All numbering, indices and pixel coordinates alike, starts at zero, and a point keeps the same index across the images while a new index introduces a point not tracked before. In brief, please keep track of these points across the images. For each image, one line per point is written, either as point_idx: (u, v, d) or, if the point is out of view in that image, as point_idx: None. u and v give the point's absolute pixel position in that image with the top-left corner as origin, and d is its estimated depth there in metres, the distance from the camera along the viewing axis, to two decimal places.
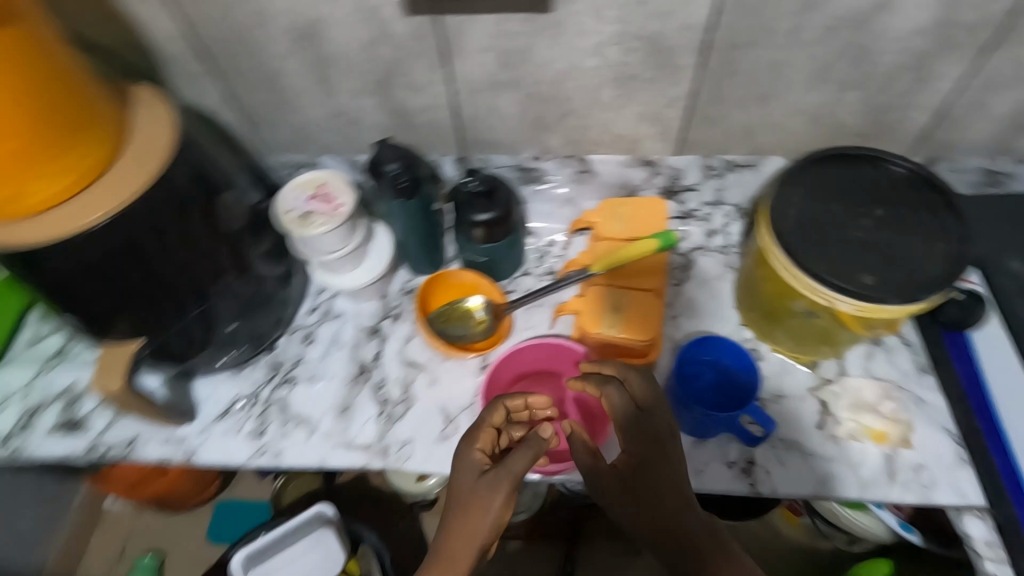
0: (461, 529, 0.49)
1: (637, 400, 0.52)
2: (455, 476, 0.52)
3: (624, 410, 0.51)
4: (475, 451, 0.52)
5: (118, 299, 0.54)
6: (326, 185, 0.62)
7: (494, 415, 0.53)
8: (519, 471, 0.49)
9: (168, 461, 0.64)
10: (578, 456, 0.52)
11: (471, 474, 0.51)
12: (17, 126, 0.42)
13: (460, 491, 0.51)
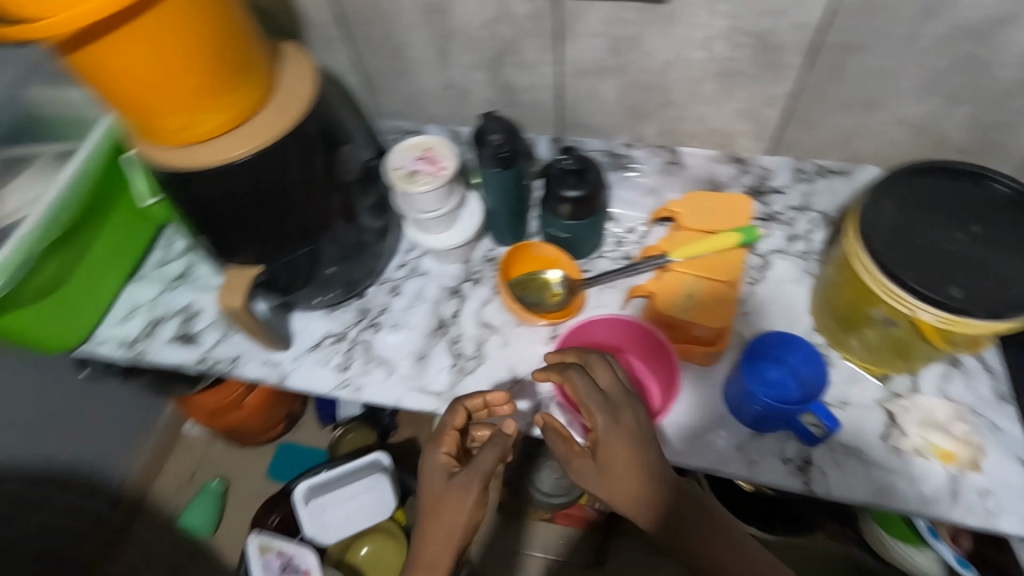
0: (438, 529, 0.58)
1: (599, 382, 0.56)
2: (428, 481, 0.60)
3: (586, 398, 0.55)
4: (441, 455, 0.61)
5: (246, 228, 0.61)
6: (432, 149, 0.67)
7: (455, 419, 0.62)
8: (485, 467, 0.58)
9: (263, 381, 0.72)
10: (554, 445, 0.57)
11: (441, 474, 0.60)
12: (197, 65, 0.49)
13: (432, 489, 0.60)
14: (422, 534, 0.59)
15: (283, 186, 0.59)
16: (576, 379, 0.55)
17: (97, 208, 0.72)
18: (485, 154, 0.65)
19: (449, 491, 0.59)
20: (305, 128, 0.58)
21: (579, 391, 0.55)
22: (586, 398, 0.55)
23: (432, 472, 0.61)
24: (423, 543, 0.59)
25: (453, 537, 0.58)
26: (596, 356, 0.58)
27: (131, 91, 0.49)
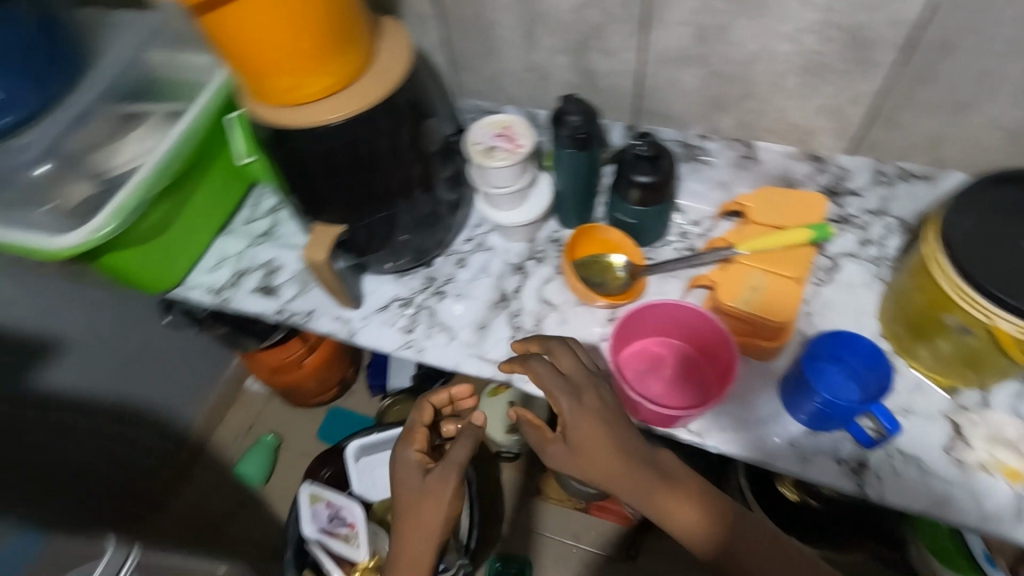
0: (415, 522, 0.65)
1: (561, 368, 0.60)
2: (406, 477, 0.67)
3: (544, 387, 0.59)
4: (412, 452, 0.69)
5: (333, 188, 0.65)
6: (510, 126, 0.70)
7: (423, 416, 0.72)
8: (457, 459, 0.66)
9: (334, 335, 0.77)
10: (529, 436, 0.62)
11: (417, 468, 0.68)
12: (311, 31, 0.53)
13: (409, 486, 0.67)
14: (404, 530, 0.65)
15: (370, 151, 0.63)
16: (535, 371, 0.59)
17: (202, 163, 0.79)
18: (563, 134, 0.67)
19: (427, 484, 0.65)
20: (396, 97, 0.61)
21: (539, 383, 0.59)
22: (548, 390, 0.58)
23: (412, 467, 0.68)
24: (402, 540, 0.65)
25: (433, 529, 0.64)
26: (556, 343, 0.62)
27: (248, 52, 0.54)
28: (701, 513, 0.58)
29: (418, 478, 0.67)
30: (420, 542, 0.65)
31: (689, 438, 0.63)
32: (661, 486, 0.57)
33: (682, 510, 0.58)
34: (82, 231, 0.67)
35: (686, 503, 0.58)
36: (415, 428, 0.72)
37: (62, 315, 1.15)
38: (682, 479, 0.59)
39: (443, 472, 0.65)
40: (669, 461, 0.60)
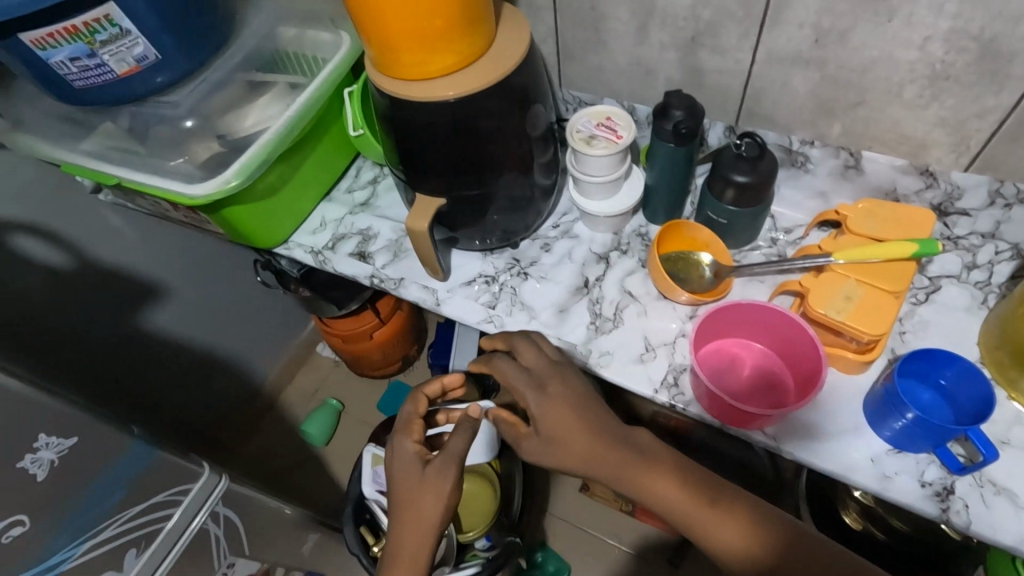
0: (416, 514, 0.67)
1: (527, 364, 0.66)
2: (403, 468, 0.69)
3: (511, 380, 0.65)
4: (408, 443, 0.70)
5: (439, 161, 0.69)
6: (612, 118, 0.72)
7: (416, 403, 0.74)
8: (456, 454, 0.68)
9: (421, 303, 0.81)
10: (506, 431, 0.68)
11: (414, 460, 0.69)
12: (446, 14, 0.57)
13: (407, 478, 0.69)
14: (404, 524, 0.68)
15: (477, 129, 0.66)
16: (503, 364, 0.65)
17: (316, 131, 0.86)
18: (666, 128, 0.67)
19: (428, 475, 0.68)
20: (509, 80, 0.64)
21: (508, 376, 0.65)
22: (521, 383, 0.64)
23: (408, 462, 0.69)
24: (402, 534, 0.68)
25: (433, 523, 0.67)
26: (520, 339, 0.68)
27: (383, 27, 0.58)
28: (688, 492, 0.61)
29: (417, 470, 0.68)
30: (422, 534, 0.68)
31: (764, 440, 0.62)
32: (641, 465, 0.62)
33: (667, 491, 0.61)
34: (212, 183, 0.74)
35: (672, 483, 0.61)
36: (405, 423, 0.72)
37: (170, 265, 1.25)
38: (664, 462, 0.62)
39: (441, 461, 0.68)
40: (649, 443, 0.64)
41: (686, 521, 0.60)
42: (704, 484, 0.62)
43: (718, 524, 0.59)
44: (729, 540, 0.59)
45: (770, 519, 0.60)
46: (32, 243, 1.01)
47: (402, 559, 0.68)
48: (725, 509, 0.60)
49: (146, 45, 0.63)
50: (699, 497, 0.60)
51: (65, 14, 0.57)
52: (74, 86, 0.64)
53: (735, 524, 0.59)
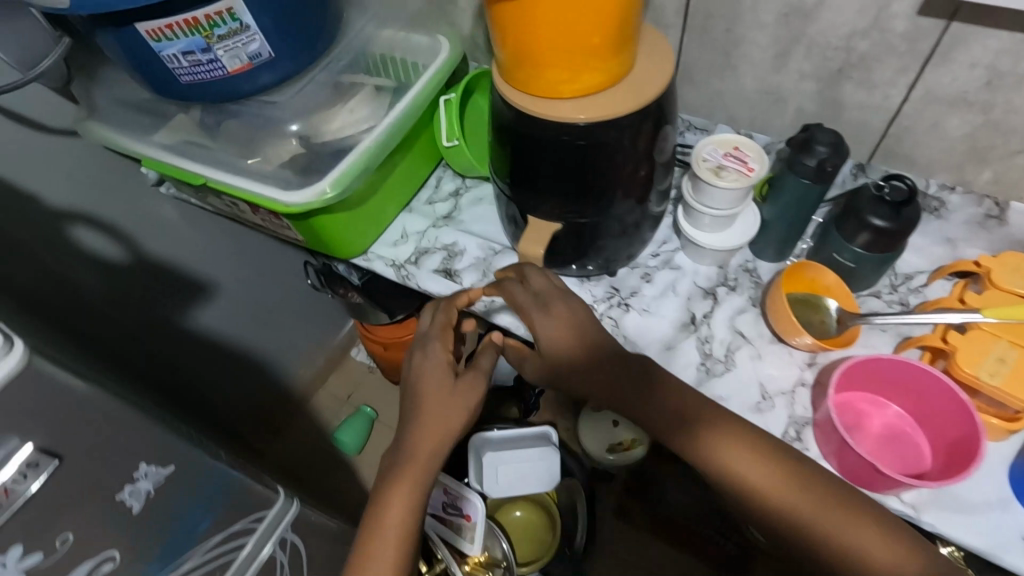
0: (433, 428, 0.63)
1: (536, 287, 0.68)
2: (430, 375, 0.66)
3: (525, 306, 0.68)
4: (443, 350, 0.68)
5: (559, 183, 0.65)
6: (740, 148, 0.67)
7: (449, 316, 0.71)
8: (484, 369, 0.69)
9: (514, 330, 0.76)
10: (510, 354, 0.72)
11: (443, 370, 0.66)
12: (602, 35, 0.52)
13: (434, 383, 0.65)
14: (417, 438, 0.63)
15: (607, 153, 0.61)
16: (519, 292, 0.69)
17: (409, 140, 0.82)
18: (806, 163, 0.63)
19: (454, 386, 0.65)
20: (651, 106, 0.60)
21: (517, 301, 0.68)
22: (539, 311, 0.66)
23: (433, 371, 0.66)
24: (417, 440, 0.63)
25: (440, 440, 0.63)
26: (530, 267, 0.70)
27: (528, 42, 0.53)
28: (711, 426, 0.58)
29: (448, 381, 0.65)
30: (430, 450, 0.63)
31: (902, 508, 0.58)
32: (654, 388, 0.61)
33: (693, 426, 0.58)
34: (310, 191, 0.70)
35: (687, 418, 0.59)
36: (437, 331, 0.69)
37: (220, 262, 1.19)
38: (675, 396, 0.60)
39: (470, 375, 0.67)
40: (656, 376, 0.62)
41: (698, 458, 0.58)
42: (724, 426, 0.58)
43: (743, 460, 0.56)
44: (747, 478, 0.55)
45: (792, 462, 0.56)
46: (90, 235, 0.95)
47: (402, 478, 0.61)
48: (747, 448, 0.56)
49: (262, 41, 0.59)
50: (720, 436, 0.57)
51: (188, 5, 0.53)
52: (181, 81, 0.60)
53: (753, 459, 0.56)
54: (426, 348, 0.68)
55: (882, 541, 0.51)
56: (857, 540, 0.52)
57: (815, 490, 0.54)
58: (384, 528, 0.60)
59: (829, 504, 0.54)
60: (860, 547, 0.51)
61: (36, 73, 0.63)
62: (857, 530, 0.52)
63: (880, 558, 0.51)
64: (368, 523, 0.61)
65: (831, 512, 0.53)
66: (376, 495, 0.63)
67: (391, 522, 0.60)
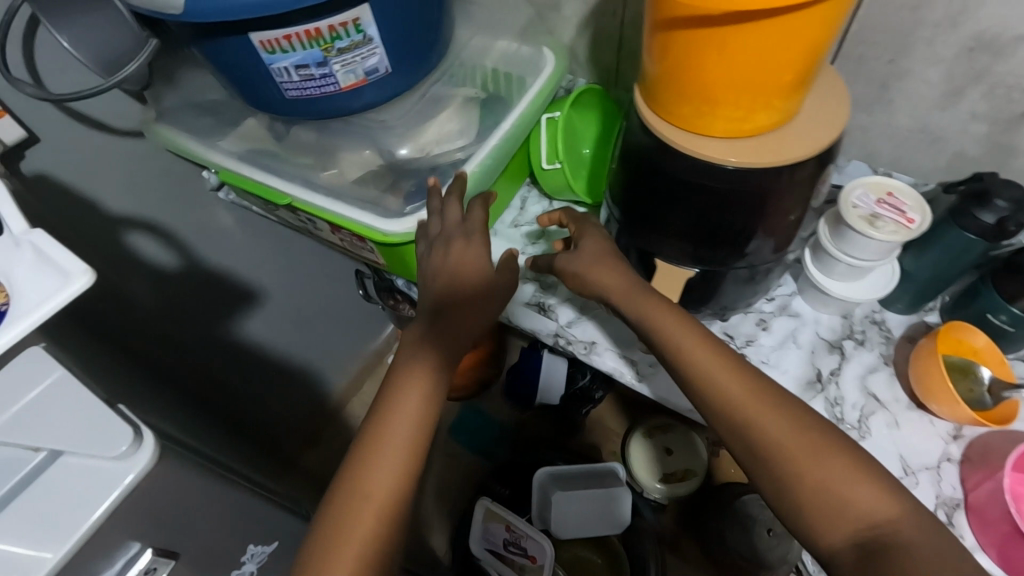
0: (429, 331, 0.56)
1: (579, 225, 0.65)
2: (460, 260, 0.57)
3: (585, 233, 0.64)
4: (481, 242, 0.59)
5: (695, 225, 0.58)
6: (895, 194, 0.61)
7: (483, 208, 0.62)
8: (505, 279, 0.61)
9: (617, 376, 0.69)
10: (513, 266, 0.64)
11: (462, 269, 0.57)
12: (789, 69, 0.45)
13: (463, 274, 0.57)
14: (417, 338, 0.56)
15: (758, 199, 0.55)
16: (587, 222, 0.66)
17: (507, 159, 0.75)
18: (983, 218, 0.57)
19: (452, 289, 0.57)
20: (827, 150, 0.52)
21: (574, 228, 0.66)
22: (599, 242, 0.63)
23: (458, 269, 0.57)
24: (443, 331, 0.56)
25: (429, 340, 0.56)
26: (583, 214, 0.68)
27: (695, 69, 0.46)
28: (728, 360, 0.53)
29: (469, 284, 0.57)
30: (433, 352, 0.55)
31: None
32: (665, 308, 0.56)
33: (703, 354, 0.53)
34: (411, 220, 0.65)
35: (702, 349, 0.54)
36: (477, 225, 0.60)
37: (270, 268, 1.12)
38: (679, 324, 0.55)
39: (491, 283, 0.58)
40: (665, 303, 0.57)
41: (700, 384, 0.53)
42: (729, 358, 0.53)
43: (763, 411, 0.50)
44: (733, 401, 0.51)
45: (798, 405, 0.51)
46: (145, 242, 0.87)
47: (407, 377, 0.54)
48: (740, 373, 0.52)
49: (382, 56, 0.52)
50: (723, 364, 0.53)
51: (313, 15, 0.46)
52: (286, 95, 0.53)
53: (751, 387, 0.51)
54: (441, 241, 0.59)
55: (873, 491, 0.46)
56: (848, 485, 0.46)
57: (816, 428, 0.49)
58: (388, 427, 0.52)
59: (829, 446, 0.48)
60: (849, 495, 0.46)
61: (119, 79, 0.58)
62: (843, 474, 0.47)
63: (865, 508, 0.45)
64: (378, 416, 0.53)
65: (823, 454, 0.47)
66: (384, 394, 0.54)
67: (400, 416, 0.52)
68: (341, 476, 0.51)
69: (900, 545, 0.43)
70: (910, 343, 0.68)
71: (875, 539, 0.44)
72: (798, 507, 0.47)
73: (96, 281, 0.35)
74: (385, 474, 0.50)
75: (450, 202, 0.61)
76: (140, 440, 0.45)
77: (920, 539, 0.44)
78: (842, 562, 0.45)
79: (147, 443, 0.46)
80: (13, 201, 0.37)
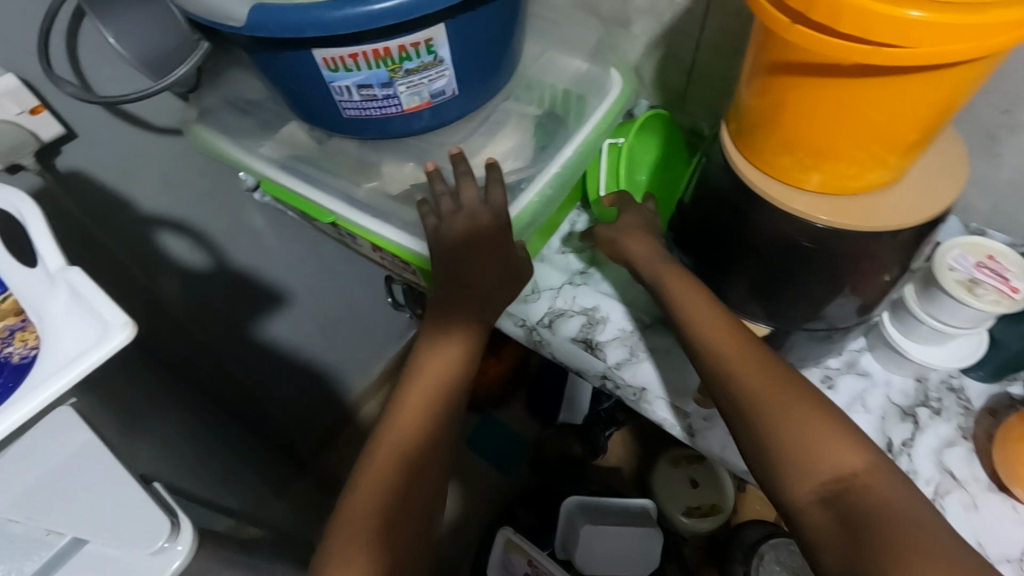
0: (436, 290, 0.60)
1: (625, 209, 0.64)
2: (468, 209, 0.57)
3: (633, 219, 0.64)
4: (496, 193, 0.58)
5: (773, 281, 0.53)
6: (995, 258, 0.56)
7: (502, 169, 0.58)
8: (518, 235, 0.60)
9: (669, 428, 0.65)
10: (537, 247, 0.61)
11: (473, 229, 0.57)
12: (908, 131, 0.40)
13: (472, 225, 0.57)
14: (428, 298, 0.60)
15: (853, 261, 0.49)
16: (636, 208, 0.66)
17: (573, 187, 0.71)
18: None
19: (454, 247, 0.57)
20: (939, 216, 0.47)
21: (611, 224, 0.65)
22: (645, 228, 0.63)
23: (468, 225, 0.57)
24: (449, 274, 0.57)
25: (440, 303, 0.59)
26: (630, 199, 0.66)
27: (800, 116, 0.42)
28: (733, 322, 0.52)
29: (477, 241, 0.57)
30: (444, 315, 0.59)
31: None
32: (679, 273, 0.57)
33: (706, 312, 0.53)
34: None
35: (704, 317, 0.53)
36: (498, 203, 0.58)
37: (298, 270, 1.09)
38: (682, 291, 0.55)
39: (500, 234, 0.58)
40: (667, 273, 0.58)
41: (702, 350, 0.51)
42: (731, 328, 0.52)
43: (745, 366, 0.48)
44: (720, 355, 0.50)
45: (790, 371, 0.48)
46: (175, 241, 0.83)
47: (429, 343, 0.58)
48: (735, 334, 0.51)
49: (450, 78, 0.48)
50: (724, 330, 0.51)
51: (386, 34, 0.42)
52: (343, 114, 0.49)
53: (748, 352, 0.49)
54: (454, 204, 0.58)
55: (840, 445, 0.43)
56: (825, 443, 0.43)
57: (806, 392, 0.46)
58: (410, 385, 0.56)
59: (808, 404, 0.45)
60: (818, 447, 0.43)
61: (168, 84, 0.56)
62: (818, 429, 0.44)
63: (831, 463, 0.42)
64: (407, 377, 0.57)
65: (800, 412, 0.45)
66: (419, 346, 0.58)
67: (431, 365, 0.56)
68: (375, 431, 0.55)
69: (868, 502, 0.40)
70: (992, 416, 0.62)
71: (842, 494, 0.41)
72: (770, 465, 0.44)
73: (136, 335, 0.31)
74: (407, 425, 0.54)
75: (467, 181, 0.58)
76: (178, 533, 0.49)
77: (891, 500, 0.40)
78: (809, 520, 0.42)
79: (183, 535, 0.50)
80: (54, 237, 0.33)
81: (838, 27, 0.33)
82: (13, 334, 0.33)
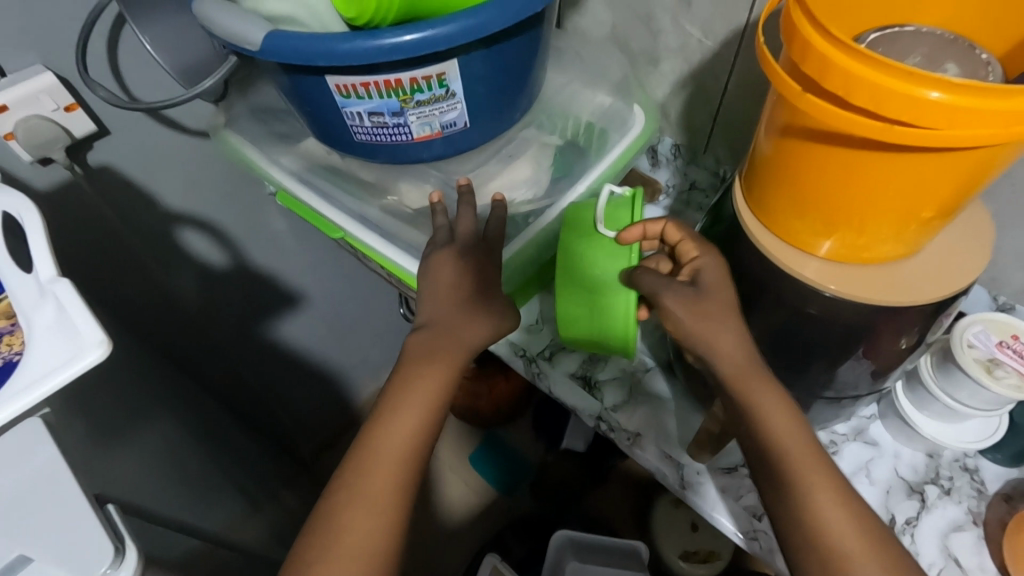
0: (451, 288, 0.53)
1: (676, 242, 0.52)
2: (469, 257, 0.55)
3: (690, 269, 0.50)
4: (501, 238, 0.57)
5: (777, 342, 0.51)
6: (1021, 339, 0.53)
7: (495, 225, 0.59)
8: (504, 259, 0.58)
9: (662, 478, 0.62)
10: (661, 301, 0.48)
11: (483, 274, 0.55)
12: (927, 204, 0.38)
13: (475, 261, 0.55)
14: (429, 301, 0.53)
15: (860, 332, 0.47)
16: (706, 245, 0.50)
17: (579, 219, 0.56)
18: None
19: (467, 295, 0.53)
20: (956, 294, 0.45)
21: (644, 281, 0.48)
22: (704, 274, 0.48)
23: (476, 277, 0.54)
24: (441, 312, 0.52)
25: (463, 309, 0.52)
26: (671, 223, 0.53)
27: (810, 182, 0.40)
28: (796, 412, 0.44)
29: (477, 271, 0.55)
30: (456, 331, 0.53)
31: None
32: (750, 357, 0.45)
33: (769, 399, 0.44)
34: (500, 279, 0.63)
35: (726, 352, 0.45)
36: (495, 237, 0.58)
37: (318, 275, 1.08)
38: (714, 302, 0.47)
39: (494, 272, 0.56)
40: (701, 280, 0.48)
41: (733, 398, 0.45)
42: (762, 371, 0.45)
43: (819, 486, 0.41)
44: (788, 459, 0.42)
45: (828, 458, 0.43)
46: (198, 239, 0.85)
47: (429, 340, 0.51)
48: (801, 428, 0.43)
49: (461, 110, 0.48)
50: (790, 425, 0.43)
51: (397, 66, 0.42)
52: (355, 137, 0.50)
53: (802, 432, 0.43)
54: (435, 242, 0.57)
55: None
56: None
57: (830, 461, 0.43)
58: (404, 394, 0.48)
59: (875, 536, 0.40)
60: None
61: (195, 95, 0.58)
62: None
63: None
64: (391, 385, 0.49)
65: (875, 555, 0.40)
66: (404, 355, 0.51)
67: (417, 373, 0.49)
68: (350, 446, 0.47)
69: None
70: (1006, 503, 0.58)
71: None
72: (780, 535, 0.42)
73: (110, 352, 0.35)
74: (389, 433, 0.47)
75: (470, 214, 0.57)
76: (121, 559, 0.46)
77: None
78: None
79: (127, 563, 0.46)
80: (50, 251, 0.37)
81: (849, 98, 0.33)
82: (1, 338, 0.36)
